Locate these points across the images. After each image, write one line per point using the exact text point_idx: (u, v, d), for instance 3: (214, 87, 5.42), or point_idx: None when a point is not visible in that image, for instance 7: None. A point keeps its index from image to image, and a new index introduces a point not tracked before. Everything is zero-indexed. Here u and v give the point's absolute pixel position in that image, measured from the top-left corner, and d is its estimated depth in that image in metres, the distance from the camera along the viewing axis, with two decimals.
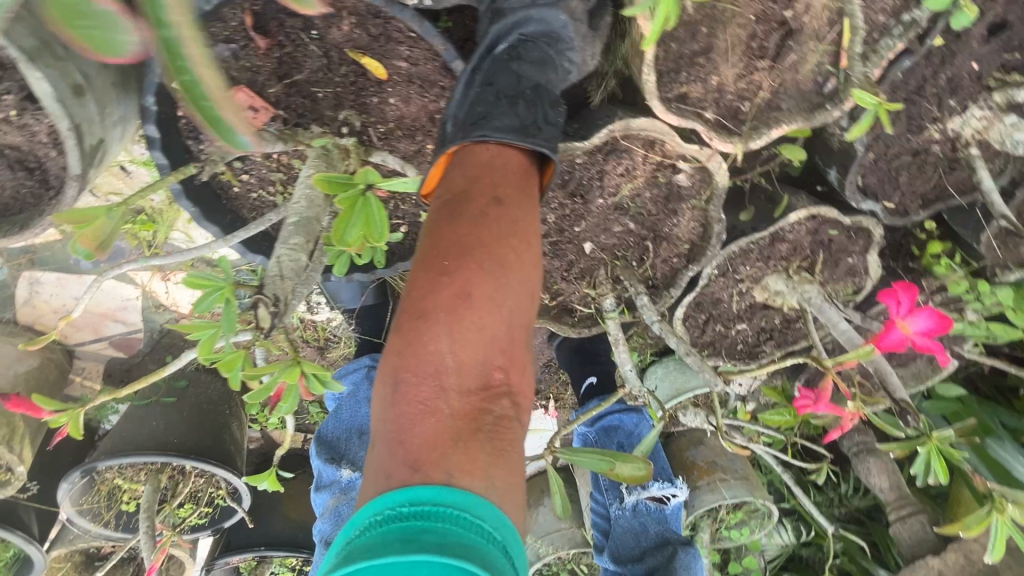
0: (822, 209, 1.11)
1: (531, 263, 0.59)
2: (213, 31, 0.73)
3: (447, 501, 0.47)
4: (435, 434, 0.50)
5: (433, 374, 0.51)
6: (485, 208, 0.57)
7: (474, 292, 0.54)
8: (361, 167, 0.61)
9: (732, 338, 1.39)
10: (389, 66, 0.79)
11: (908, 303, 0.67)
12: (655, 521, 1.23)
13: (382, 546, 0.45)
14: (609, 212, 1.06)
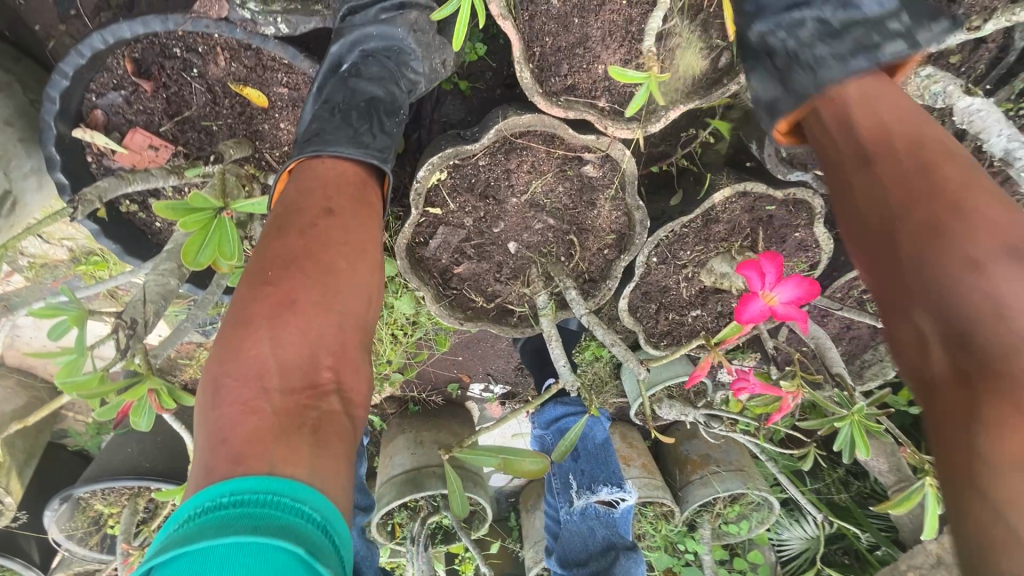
0: (749, 184, 1.07)
1: (368, 267, 0.60)
2: (103, 81, 0.80)
3: (271, 484, 0.44)
4: (254, 430, 0.47)
5: (253, 377, 0.50)
6: (316, 216, 0.59)
7: (297, 295, 0.54)
8: (199, 192, 0.63)
9: (690, 326, 1.35)
10: (270, 93, 0.84)
11: (776, 274, 0.70)
12: (603, 524, 1.23)
13: (192, 536, 0.41)
14: (526, 210, 1.07)
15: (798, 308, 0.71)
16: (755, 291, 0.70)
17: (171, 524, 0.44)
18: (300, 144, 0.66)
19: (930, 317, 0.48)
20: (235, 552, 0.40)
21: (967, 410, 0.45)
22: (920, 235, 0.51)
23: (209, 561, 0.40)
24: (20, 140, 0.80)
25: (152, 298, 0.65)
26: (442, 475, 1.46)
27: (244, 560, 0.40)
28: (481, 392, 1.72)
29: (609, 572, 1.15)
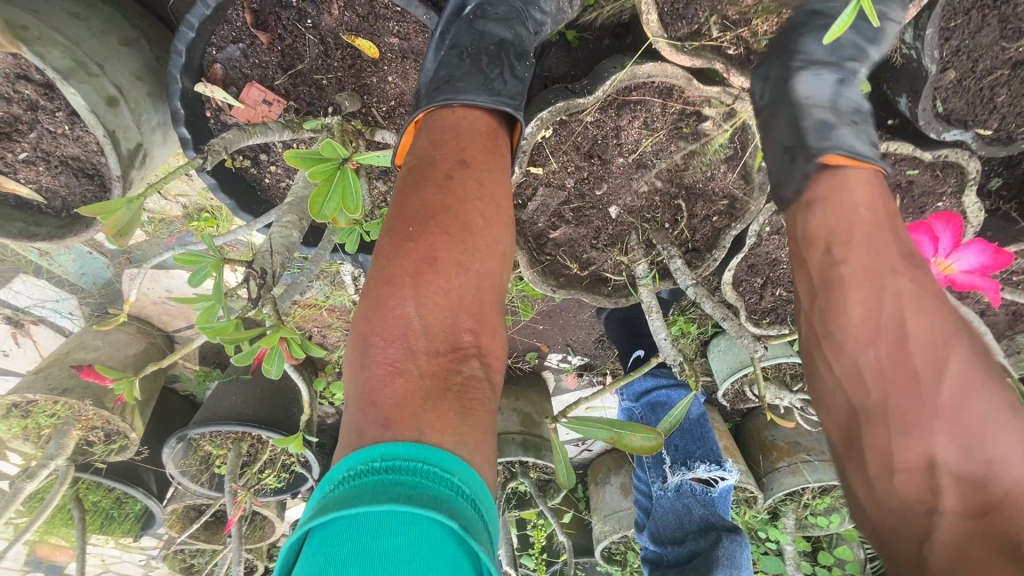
0: (892, 145, 0.95)
1: (501, 225, 0.61)
2: (223, 33, 0.80)
3: (421, 458, 0.46)
4: (403, 393, 0.50)
5: (400, 338, 0.52)
6: (452, 167, 0.60)
7: (438, 255, 0.56)
8: (327, 139, 0.61)
9: (798, 303, 1.25)
10: (381, 44, 0.81)
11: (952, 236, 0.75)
12: (701, 503, 1.13)
13: (352, 497, 0.43)
14: (632, 171, 1.00)
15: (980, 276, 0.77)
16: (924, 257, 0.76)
17: (327, 484, 0.47)
18: (433, 92, 0.67)
19: (951, 442, 0.51)
20: (388, 519, 0.42)
21: (980, 536, 0.47)
22: (971, 372, 0.53)
23: (367, 526, 0.42)
24: (150, 94, 0.82)
25: (278, 249, 0.64)
26: (522, 442, 1.47)
27: (397, 527, 0.42)
28: (560, 362, 1.70)
29: (711, 552, 1.03)
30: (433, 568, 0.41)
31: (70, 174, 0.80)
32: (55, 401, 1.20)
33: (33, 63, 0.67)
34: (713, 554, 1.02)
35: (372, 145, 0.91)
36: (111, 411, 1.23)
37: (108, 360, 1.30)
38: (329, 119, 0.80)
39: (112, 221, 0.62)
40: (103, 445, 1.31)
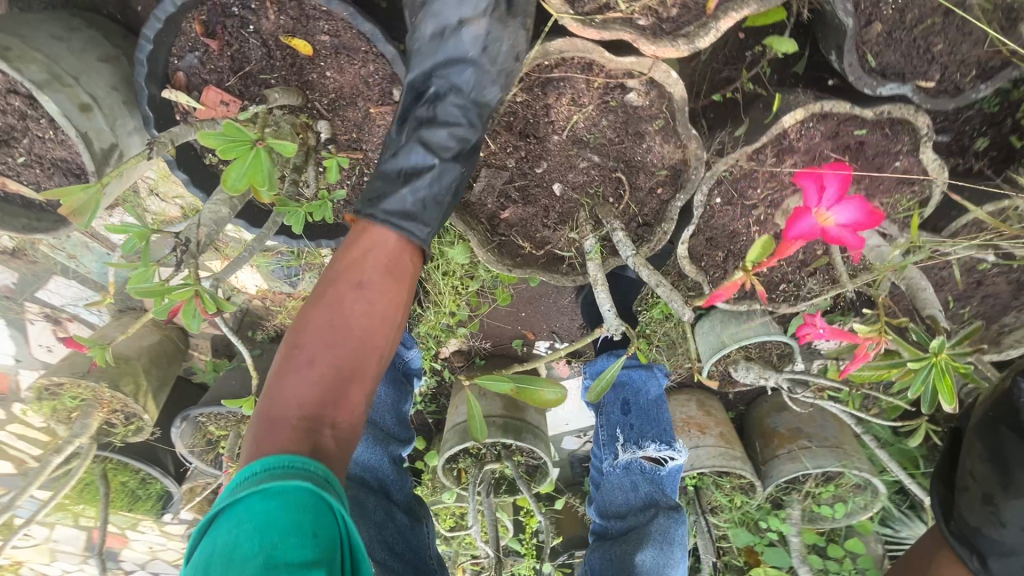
0: (828, 104, 0.93)
1: (381, 339, 0.79)
2: (181, 44, 0.91)
3: (292, 457, 0.66)
4: (276, 441, 0.68)
5: (280, 415, 0.71)
6: (348, 290, 0.78)
7: (317, 358, 0.74)
8: (230, 123, 0.70)
9: (767, 276, 1.23)
10: (315, 42, 0.90)
11: (841, 189, 0.69)
12: (648, 481, 1.28)
13: (252, 483, 0.62)
14: (568, 147, 1.03)
15: (851, 234, 0.70)
16: (805, 208, 0.69)
17: (234, 483, 0.64)
18: (370, 195, 0.87)
19: None
20: (270, 492, 0.61)
21: None
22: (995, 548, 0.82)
23: (257, 498, 0.61)
24: (125, 103, 0.94)
25: (205, 222, 0.73)
26: (502, 425, 1.50)
27: (275, 498, 0.61)
28: (547, 349, 1.72)
29: (645, 529, 1.20)
30: (296, 518, 0.60)
31: (60, 174, 0.93)
32: (78, 384, 1.36)
33: (16, 77, 0.80)
34: (647, 531, 1.18)
35: (319, 137, 0.99)
36: (125, 393, 1.37)
37: (125, 350, 1.45)
38: (254, 108, 0.87)
39: (69, 202, 0.73)
40: (122, 426, 1.46)
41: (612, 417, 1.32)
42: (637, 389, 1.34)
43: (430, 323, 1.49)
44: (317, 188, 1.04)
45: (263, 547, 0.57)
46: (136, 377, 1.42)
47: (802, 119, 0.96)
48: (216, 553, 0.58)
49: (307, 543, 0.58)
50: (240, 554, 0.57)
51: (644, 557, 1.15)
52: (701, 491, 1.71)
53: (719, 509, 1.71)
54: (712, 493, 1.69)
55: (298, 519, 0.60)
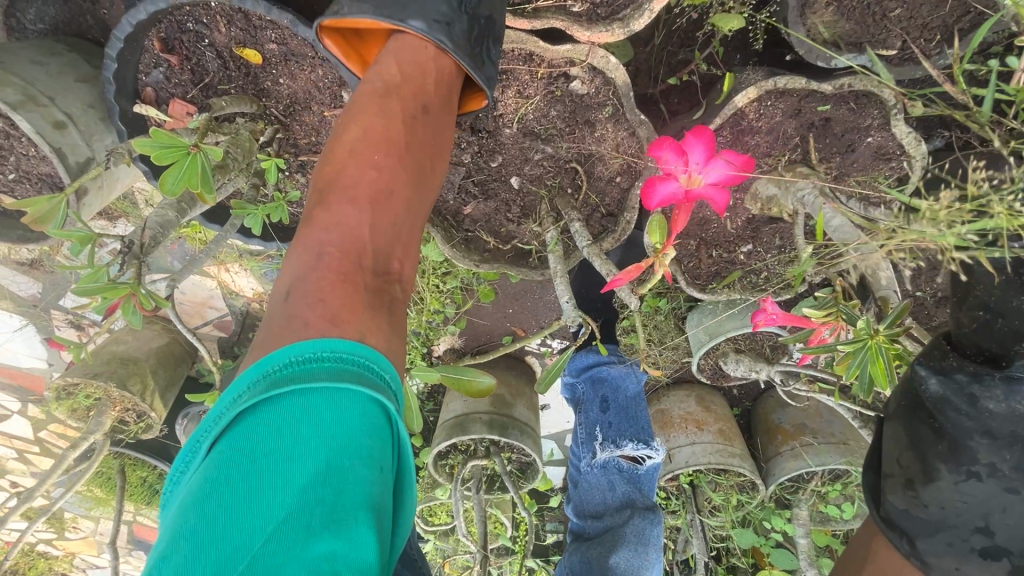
0: (782, 80, 0.90)
1: (438, 169, 0.71)
2: (146, 61, 0.97)
3: (364, 348, 0.54)
4: (340, 297, 0.56)
5: (353, 250, 0.59)
6: (415, 111, 0.68)
7: (395, 188, 0.63)
8: (156, 130, 0.73)
9: (744, 264, 1.18)
10: (264, 51, 0.94)
11: (705, 152, 0.73)
12: (625, 481, 1.27)
13: (300, 377, 0.50)
14: (521, 139, 1.03)
15: (719, 191, 0.75)
16: (668, 173, 0.74)
17: (240, 385, 0.52)
18: (383, 6, 0.73)
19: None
20: (337, 398, 0.50)
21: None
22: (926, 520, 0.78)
23: (320, 402, 0.50)
24: (101, 118, 1.01)
25: (152, 225, 0.78)
26: (488, 421, 1.49)
27: (350, 407, 0.51)
28: (539, 346, 1.72)
29: (621, 530, 1.19)
30: (373, 443, 0.51)
31: (46, 188, 1.01)
32: (90, 384, 1.45)
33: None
34: (622, 533, 1.17)
35: (278, 141, 1.03)
36: (132, 392, 1.46)
37: (133, 352, 1.54)
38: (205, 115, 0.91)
39: (33, 211, 0.80)
40: (134, 423, 1.56)
41: (589, 414, 1.30)
42: (616, 385, 1.31)
43: (414, 321, 1.50)
44: (281, 191, 1.08)
45: (332, 477, 0.48)
46: (144, 377, 1.51)
47: (756, 97, 0.92)
48: (257, 466, 0.48)
49: (372, 477, 0.50)
50: (278, 478, 0.48)
51: (619, 560, 1.13)
52: (700, 489, 1.66)
53: (719, 508, 1.65)
54: (711, 491, 1.63)
55: (369, 446, 0.50)
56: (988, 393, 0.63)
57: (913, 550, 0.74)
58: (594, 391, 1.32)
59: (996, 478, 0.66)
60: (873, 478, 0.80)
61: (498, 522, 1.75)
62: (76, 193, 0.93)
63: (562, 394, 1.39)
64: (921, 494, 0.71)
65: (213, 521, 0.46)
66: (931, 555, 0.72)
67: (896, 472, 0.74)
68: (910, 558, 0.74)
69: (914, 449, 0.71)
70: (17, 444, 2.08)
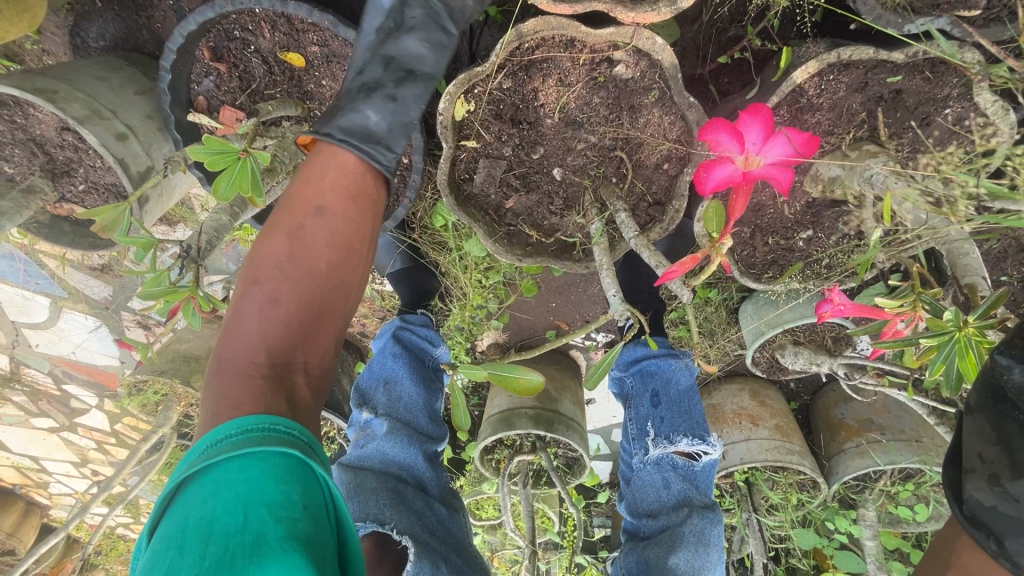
0: (846, 50, 0.83)
1: (352, 257, 0.76)
2: (197, 71, 1.01)
3: (264, 418, 0.61)
4: (244, 391, 0.64)
5: (244, 358, 0.67)
6: (308, 217, 0.74)
7: (283, 295, 0.70)
8: (208, 137, 0.76)
9: (803, 251, 1.11)
10: (307, 54, 0.96)
11: (763, 133, 0.68)
12: (681, 478, 1.22)
13: (212, 453, 0.57)
14: (563, 130, 1.00)
15: (781, 171, 0.70)
16: (723, 156, 0.69)
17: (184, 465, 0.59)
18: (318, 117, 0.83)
19: None
20: (247, 459, 0.57)
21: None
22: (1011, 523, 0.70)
23: (231, 468, 0.56)
24: (159, 129, 1.06)
25: (208, 229, 0.81)
26: (534, 416, 1.47)
27: (260, 464, 0.57)
28: (584, 340, 1.69)
29: (679, 530, 1.13)
30: (286, 484, 0.57)
31: (111, 196, 1.06)
32: (158, 381, 1.54)
33: (63, 116, 0.92)
34: (680, 533, 1.12)
35: None
36: (196, 388, 1.54)
37: (195, 350, 1.62)
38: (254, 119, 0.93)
39: (103, 218, 0.85)
40: (198, 417, 1.65)
41: (640, 410, 1.25)
42: (667, 379, 1.26)
43: (457, 317, 1.51)
44: None
45: (252, 522, 0.53)
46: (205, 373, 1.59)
47: (817, 72, 0.86)
48: (187, 530, 0.53)
49: (296, 514, 0.55)
50: (201, 538, 0.52)
51: (678, 561, 1.10)
52: (756, 487, 1.58)
53: (777, 507, 1.58)
54: (769, 489, 1.56)
55: (285, 490, 0.56)
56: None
57: (1002, 551, 0.66)
58: (644, 387, 1.27)
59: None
60: (956, 473, 0.73)
61: (545, 517, 1.74)
62: (139, 200, 0.98)
63: (610, 389, 1.35)
64: (1009, 490, 0.63)
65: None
66: (1023, 557, 0.63)
67: (980, 466, 0.67)
68: (999, 559, 0.66)
69: (1002, 442, 0.64)
70: (97, 435, 2.27)
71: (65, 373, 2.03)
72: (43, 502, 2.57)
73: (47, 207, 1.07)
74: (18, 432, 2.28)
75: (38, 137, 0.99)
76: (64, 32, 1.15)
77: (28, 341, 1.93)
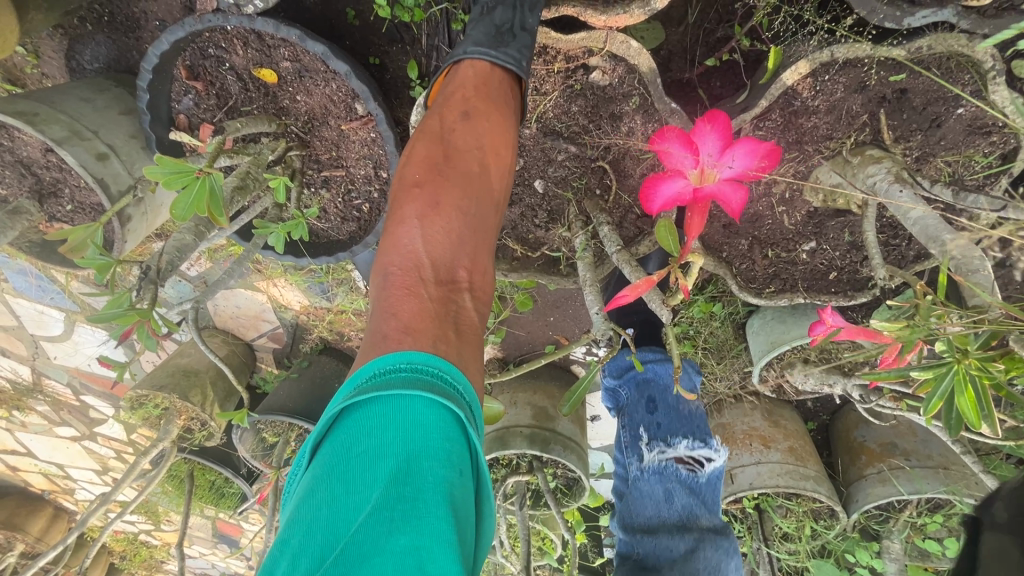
0: (840, 48, 0.76)
1: (498, 170, 0.73)
2: (176, 90, 1.00)
3: (432, 358, 0.56)
4: (414, 309, 0.60)
5: (413, 266, 0.63)
6: (456, 122, 0.72)
7: (443, 199, 0.66)
8: (160, 157, 0.74)
9: (807, 264, 1.03)
10: (279, 69, 0.95)
11: (719, 142, 0.66)
12: (682, 488, 1.14)
13: (382, 384, 0.53)
14: (543, 140, 0.96)
15: (734, 190, 0.68)
16: (674, 170, 0.68)
17: (339, 394, 0.55)
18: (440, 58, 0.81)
19: None
20: (412, 401, 0.52)
21: None
22: None
23: (394, 407, 0.52)
24: (143, 148, 1.06)
25: (171, 251, 0.80)
26: (529, 436, 1.41)
27: (427, 410, 0.52)
28: (585, 355, 1.63)
29: (685, 548, 1.08)
30: (447, 440, 0.51)
31: (96, 214, 1.07)
32: (158, 395, 1.55)
33: (43, 138, 0.93)
34: (689, 551, 1.07)
35: (300, 158, 1.03)
36: (194, 403, 1.55)
37: (195, 364, 1.63)
38: (222, 134, 0.92)
39: (72, 238, 0.85)
40: (198, 431, 1.66)
41: (635, 415, 1.19)
42: (664, 386, 1.21)
43: None
44: (305, 207, 1.08)
45: (413, 476, 0.49)
46: (204, 387, 1.60)
47: (809, 73, 0.79)
48: (350, 469, 0.49)
49: (451, 478, 0.50)
50: (365, 479, 0.49)
51: None
52: (768, 514, 1.49)
53: (791, 536, 1.48)
54: (783, 517, 1.46)
55: (447, 448, 0.51)
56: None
57: None
58: (640, 392, 1.21)
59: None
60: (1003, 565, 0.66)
61: (546, 539, 1.68)
62: (119, 218, 0.99)
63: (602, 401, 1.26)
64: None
65: (316, 525, 0.47)
66: None
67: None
68: None
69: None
70: (115, 444, 2.31)
71: (81, 384, 2.08)
72: (69, 508, 2.64)
73: (38, 227, 1.09)
74: (44, 440, 2.35)
75: (24, 159, 1.01)
76: (61, 55, 1.17)
77: (46, 353, 1.99)
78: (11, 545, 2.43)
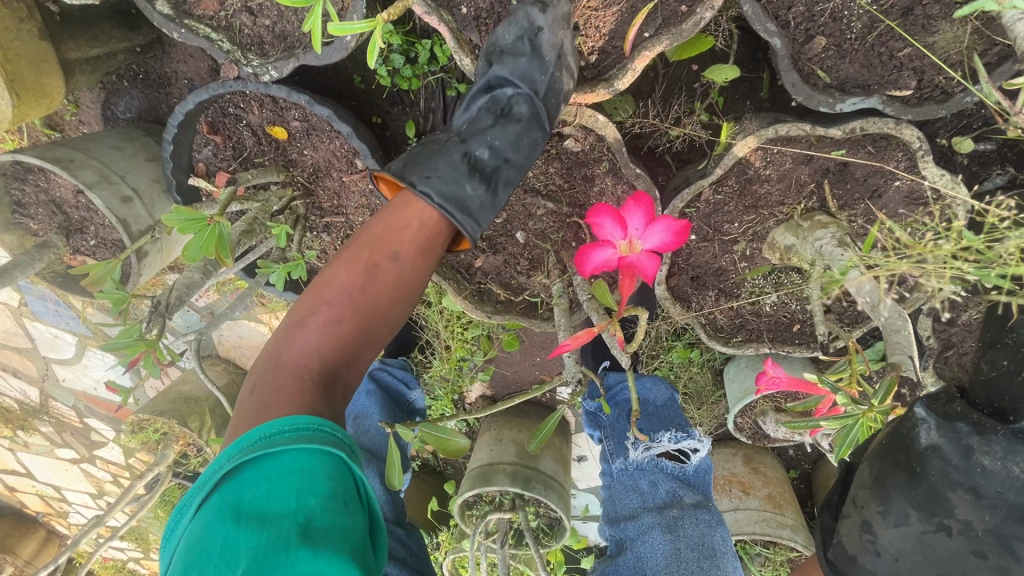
0: (783, 126, 0.85)
1: (427, 255, 0.74)
2: (197, 142, 1.12)
3: (307, 417, 0.60)
4: (289, 397, 0.63)
5: (298, 367, 0.65)
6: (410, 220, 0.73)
7: (344, 313, 0.68)
8: (177, 206, 0.84)
9: (770, 316, 1.10)
10: (289, 127, 1.07)
11: (643, 219, 0.77)
12: (670, 478, 1.12)
13: (267, 445, 0.57)
14: (524, 197, 1.05)
15: (650, 259, 0.78)
16: (605, 240, 0.78)
17: (224, 452, 0.58)
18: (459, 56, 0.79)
19: None
20: (295, 459, 0.56)
21: None
22: None
23: (281, 466, 0.56)
24: (163, 191, 1.17)
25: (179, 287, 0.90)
26: (511, 473, 1.45)
27: (311, 459, 0.57)
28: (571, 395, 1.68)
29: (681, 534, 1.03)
30: (332, 485, 0.56)
31: (116, 249, 1.17)
32: (158, 421, 1.61)
33: (76, 181, 1.04)
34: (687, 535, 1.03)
35: (304, 206, 1.13)
36: (192, 429, 1.60)
37: (197, 392, 1.70)
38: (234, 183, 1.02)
39: (93, 273, 0.95)
40: (193, 457, 1.71)
41: (617, 418, 1.18)
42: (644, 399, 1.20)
43: (440, 368, 1.54)
44: (306, 249, 1.18)
45: (303, 512, 0.54)
46: (202, 414, 1.66)
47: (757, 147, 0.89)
48: (251, 516, 0.53)
49: (338, 511, 0.55)
50: (263, 524, 0.53)
51: (683, 550, 1.01)
52: (747, 562, 1.50)
53: None
54: (760, 565, 1.48)
55: (327, 484, 0.56)
56: (986, 446, 0.57)
57: None
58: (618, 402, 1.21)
59: (969, 538, 0.58)
60: None
61: None
62: (136, 254, 1.09)
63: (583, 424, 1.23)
64: (878, 540, 0.64)
65: (208, 561, 0.51)
66: None
67: (852, 511, 0.68)
68: None
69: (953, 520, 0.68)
70: (113, 468, 2.36)
71: (87, 407, 2.15)
72: (62, 532, 2.65)
73: (62, 259, 1.19)
74: (45, 461, 2.40)
75: (57, 199, 1.12)
76: (98, 106, 1.30)
77: (56, 375, 2.07)
78: (2, 567, 2.44)
